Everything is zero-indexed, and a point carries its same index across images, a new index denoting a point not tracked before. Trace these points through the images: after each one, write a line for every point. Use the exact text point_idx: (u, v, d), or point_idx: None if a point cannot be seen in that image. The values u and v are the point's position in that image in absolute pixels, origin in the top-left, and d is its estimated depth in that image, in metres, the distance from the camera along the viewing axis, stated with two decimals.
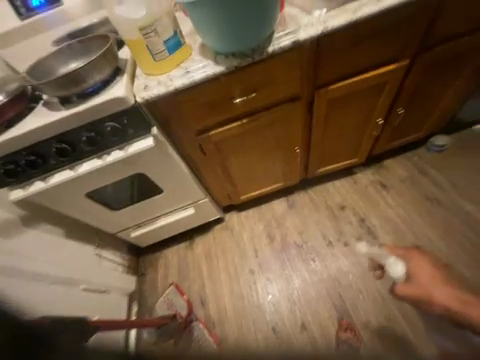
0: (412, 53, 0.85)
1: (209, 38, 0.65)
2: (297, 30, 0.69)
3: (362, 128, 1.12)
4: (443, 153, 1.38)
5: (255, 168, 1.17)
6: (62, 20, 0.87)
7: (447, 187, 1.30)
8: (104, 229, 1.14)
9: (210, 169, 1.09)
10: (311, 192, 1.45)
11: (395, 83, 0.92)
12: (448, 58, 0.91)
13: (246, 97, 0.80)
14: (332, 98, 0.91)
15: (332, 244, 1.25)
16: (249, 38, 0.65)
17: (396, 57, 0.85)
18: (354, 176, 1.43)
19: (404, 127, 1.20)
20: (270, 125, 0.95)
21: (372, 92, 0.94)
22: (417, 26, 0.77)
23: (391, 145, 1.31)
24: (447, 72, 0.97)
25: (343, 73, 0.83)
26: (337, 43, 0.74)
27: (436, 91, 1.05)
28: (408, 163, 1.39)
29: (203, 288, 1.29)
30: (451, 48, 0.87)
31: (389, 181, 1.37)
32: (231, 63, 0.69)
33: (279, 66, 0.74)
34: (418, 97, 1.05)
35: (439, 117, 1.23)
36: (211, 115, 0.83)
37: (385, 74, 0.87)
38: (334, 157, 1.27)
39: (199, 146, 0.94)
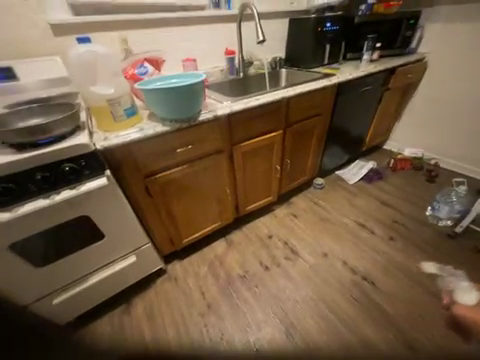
0: (284, 127, 1.45)
1: (160, 111, 0.98)
2: (216, 109, 1.13)
3: (269, 173, 1.60)
4: (323, 190, 2.05)
5: (195, 209, 1.38)
6: (15, 90, 1.02)
7: (332, 209, 1.86)
8: (16, 297, 0.94)
9: (155, 211, 1.21)
10: (244, 229, 1.72)
11: (279, 143, 1.48)
12: (303, 131, 1.58)
13: (185, 148, 1.10)
14: (244, 151, 1.35)
15: (268, 267, 1.46)
16: (186, 112, 1.01)
17: (276, 128, 1.42)
18: (273, 213, 1.86)
19: (294, 172, 1.79)
20: (204, 170, 1.25)
21: (268, 148, 1.46)
22: (281, 113, 1.37)
23: (291, 185, 1.85)
24: (305, 138, 1.65)
25: (248, 136, 1.31)
26: (240, 118, 1.22)
27: (303, 149, 1.71)
28: (305, 199, 1.97)
29: (146, 352, 1.13)
30: (302, 125, 1.55)
31: (297, 212, 1.85)
32: (174, 125, 1.02)
33: (206, 129, 1.12)
34: (295, 152, 1.67)
35: (312, 166, 1.91)
36: (158, 161, 1.06)
37: (272, 137, 1.41)
38: (256, 197, 1.66)
39: (145, 188, 1.10)
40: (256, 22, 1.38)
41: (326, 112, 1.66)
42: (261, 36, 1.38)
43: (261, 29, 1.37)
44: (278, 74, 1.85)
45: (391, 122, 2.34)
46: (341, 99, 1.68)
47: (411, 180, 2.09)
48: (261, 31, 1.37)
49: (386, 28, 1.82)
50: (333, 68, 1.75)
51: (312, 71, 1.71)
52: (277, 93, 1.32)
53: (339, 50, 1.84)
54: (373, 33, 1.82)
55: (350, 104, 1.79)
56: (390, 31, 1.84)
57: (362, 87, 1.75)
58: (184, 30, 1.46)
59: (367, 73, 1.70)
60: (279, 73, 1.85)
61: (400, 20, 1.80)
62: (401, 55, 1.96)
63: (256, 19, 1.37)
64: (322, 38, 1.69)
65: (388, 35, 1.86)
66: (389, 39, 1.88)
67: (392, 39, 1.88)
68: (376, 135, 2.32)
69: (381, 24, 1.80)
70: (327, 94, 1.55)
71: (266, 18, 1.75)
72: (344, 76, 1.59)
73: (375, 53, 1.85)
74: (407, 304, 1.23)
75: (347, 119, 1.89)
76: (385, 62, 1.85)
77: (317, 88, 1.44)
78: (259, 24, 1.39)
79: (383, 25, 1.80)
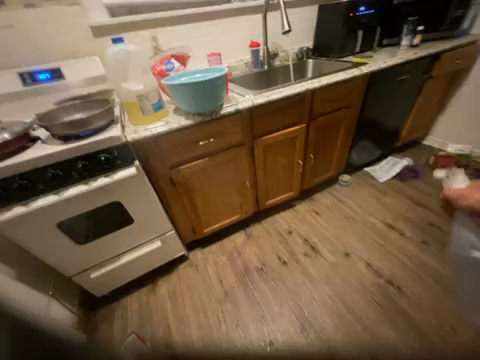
0: (307, 120, 1.41)
1: (184, 104, 1.03)
2: (237, 103, 1.13)
3: (291, 167, 1.57)
4: (349, 187, 1.95)
5: (216, 201, 1.42)
6: (61, 87, 1.16)
7: (357, 208, 1.76)
8: (61, 269, 1.09)
9: (178, 200, 1.28)
10: (264, 223, 1.74)
11: (302, 137, 1.44)
12: (328, 125, 1.52)
13: (206, 141, 1.14)
14: (266, 146, 1.35)
15: (286, 262, 1.46)
16: (209, 106, 1.04)
17: (299, 122, 1.38)
18: (294, 208, 1.84)
19: (318, 167, 1.73)
20: (226, 163, 1.28)
21: (291, 142, 1.43)
22: (304, 105, 1.33)
23: (314, 181, 1.80)
24: (330, 132, 1.58)
25: (268, 130, 1.30)
26: (261, 112, 1.21)
27: (328, 143, 1.64)
28: (329, 195, 1.91)
29: (168, 329, 1.22)
30: (328, 119, 1.48)
31: (319, 209, 1.80)
32: (197, 118, 1.06)
33: (227, 123, 1.14)
34: (319, 147, 1.61)
35: (338, 161, 1.83)
36: (181, 153, 1.12)
37: (295, 131, 1.38)
38: (277, 191, 1.65)
39: (170, 178, 1.17)
40: (282, 12, 1.33)
41: (355, 104, 1.55)
42: (287, 26, 1.34)
43: (287, 19, 1.33)
44: (304, 66, 1.79)
45: (434, 114, 2.10)
46: (373, 89, 1.56)
47: (454, 180, 1.86)
48: (288, 21, 1.33)
49: (431, 8, 1.63)
50: (365, 56, 1.62)
51: (341, 61, 1.61)
52: (301, 85, 1.27)
53: (374, 36, 1.69)
54: (416, 14, 1.64)
55: (383, 95, 1.65)
56: (437, 11, 1.63)
57: (399, 76, 1.60)
58: (210, 25, 1.48)
59: (406, 60, 1.54)
60: (305, 64, 1.79)
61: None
62: (449, 38, 1.74)
63: (282, 9, 1.33)
64: (354, 24, 1.58)
65: (432, 17, 1.66)
66: (435, 21, 1.67)
67: (438, 20, 1.67)
68: (413, 129, 2.12)
69: (425, 4, 1.61)
70: (357, 85, 1.45)
71: (294, 6, 1.68)
72: (378, 64, 1.47)
73: (417, 38, 1.67)
74: (438, 313, 1.13)
75: (379, 111, 1.74)
76: (427, 47, 1.66)
77: (347, 78, 1.35)
78: (285, 14, 1.34)
79: (428, 4, 1.61)
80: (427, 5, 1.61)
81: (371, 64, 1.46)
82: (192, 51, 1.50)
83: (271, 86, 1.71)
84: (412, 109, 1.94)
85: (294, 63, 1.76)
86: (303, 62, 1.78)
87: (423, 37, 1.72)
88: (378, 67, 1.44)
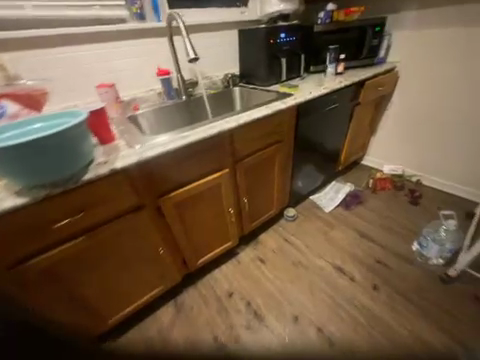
0: (231, 163, 1.15)
1: (6, 176, 0.64)
2: (115, 160, 0.80)
3: (223, 217, 1.28)
4: (295, 222, 1.77)
5: (118, 283, 1.02)
6: None
7: (305, 249, 1.56)
8: None
9: (45, 305, 0.83)
10: (199, 285, 1.40)
11: (228, 183, 1.18)
12: (259, 164, 1.30)
13: (72, 217, 0.77)
14: (178, 201, 1.04)
15: (223, 345, 1.13)
16: (56, 173, 0.68)
17: (221, 167, 1.12)
18: (237, 257, 1.55)
19: (257, 208, 1.50)
20: (119, 235, 0.91)
21: (215, 190, 1.15)
22: (223, 148, 1.07)
23: (256, 223, 1.56)
24: (264, 170, 1.37)
25: (178, 183, 1.00)
26: (161, 163, 0.91)
27: (264, 182, 1.42)
28: (276, 235, 1.68)
29: None
30: (257, 158, 1.26)
31: (265, 255, 1.54)
32: (38, 193, 0.68)
33: (105, 187, 0.80)
34: (254, 188, 1.37)
35: (279, 196, 1.64)
36: (26, 243, 0.72)
37: (216, 178, 1.10)
38: (210, 246, 1.33)
39: (14, 282, 0.74)
40: (185, 37, 1.08)
41: (287, 137, 1.38)
42: (195, 54, 1.09)
43: (192, 45, 1.08)
44: (232, 95, 1.59)
45: (367, 136, 2.12)
46: (304, 120, 1.42)
47: (394, 203, 1.84)
48: (193, 48, 1.08)
49: (349, 37, 1.60)
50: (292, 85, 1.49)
51: (268, 90, 1.45)
52: (214, 125, 1.01)
53: (299, 63, 1.60)
54: (336, 43, 1.60)
55: (316, 124, 1.53)
56: (355, 40, 1.62)
57: (328, 105, 1.50)
58: (99, 50, 1.16)
59: (333, 89, 1.45)
60: (232, 93, 1.59)
61: (365, 28, 1.58)
62: (369, 66, 1.75)
63: (184, 33, 1.08)
64: (276, 51, 1.44)
65: (352, 45, 1.64)
66: (355, 49, 1.66)
67: (358, 49, 1.66)
68: (351, 152, 2.09)
69: (343, 33, 1.58)
70: (285, 118, 1.27)
71: (211, 29, 1.49)
72: (305, 95, 1.33)
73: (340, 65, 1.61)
74: None
75: (315, 140, 1.62)
76: (351, 74, 1.62)
77: (271, 113, 1.15)
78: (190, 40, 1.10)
79: (346, 33, 1.58)
80: (345, 34, 1.58)
81: (297, 95, 1.31)
82: (78, 80, 1.15)
83: (194, 119, 1.46)
84: (346, 135, 1.90)
85: (219, 93, 1.55)
86: (229, 90, 1.58)
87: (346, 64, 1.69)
88: (304, 98, 1.30)
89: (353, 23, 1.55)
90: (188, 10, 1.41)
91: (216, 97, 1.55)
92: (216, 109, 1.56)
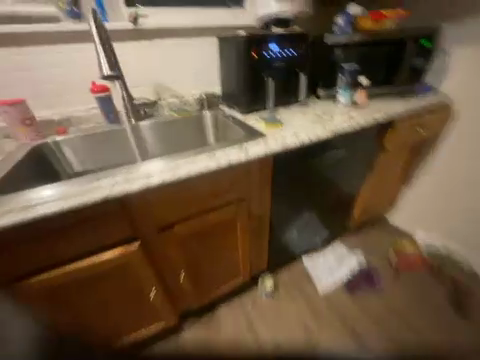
0: (149, 232, 0.76)
1: None
2: None
3: (145, 298, 0.90)
4: (272, 298, 1.31)
5: None
6: None
7: (272, 349, 1.12)
8: None
9: None
10: None
11: (145, 260, 0.79)
12: (205, 230, 0.90)
13: None
14: (50, 290, 0.68)
15: None
16: None
17: (129, 238, 0.74)
18: (180, 336, 1.17)
19: (210, 279, 1.09)
20: None
21: (121, 270, 0.77)
22: (126, 214, 0.70)
23: (210, 296, 1.14)
24: (216, 236, 0.95)
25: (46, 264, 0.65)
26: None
27: (219, 249, 1.01)
28: (240, 312, 1.25)
29: None
30: (200, 225, 0.85)
31: (216, 343, 1.14)
32: None
33: None
34: (201, 258, 0.97)
35: (250, 262, 1.20)
36: None
37: (118, 256, 0.73)
38: (129, 334, 0.94)
39: None
40: (98, 45, 0.76)
41: (255, 194, 0.94)
42: (113, 70, 0.78)
43: (107, 56, 0.76)
44: (203, 120, 1.19)
45: (395, 187, 1.54)
46: (289, 172, 0.95)
47: (420, 299, 1.27)
48: (110, 61, 0.76)
49: (377, 52, 1.11)
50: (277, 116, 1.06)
51: (242, 122, 1.04)
52: (104, 185, 0.65)
53: (298, 86, 1.15)
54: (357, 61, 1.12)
55: (313, 177, 1.04)
56: (386, 57, 1.13)
57: (333, 151, 1.01)
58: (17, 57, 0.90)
59: (344, 130, 0.95)
60: (204, 119, 1.19)
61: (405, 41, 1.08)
62: (407, 96, 1.22)
63: (97, 40, 0.76)
64: (262, 68, 1.03)
65: (381, 65, 1.14)
66: (384, 71, 1.16)
67: (389, 70, 1.16)
68: (367, 206, 1.55)
69: (368, 47, 1.09)
70: (247, 170, 0.85)
71: (184, 35, 1.14)
72: (289, 136, 0.87)
73: (359, 93, 1.12)
74: None
75: (311, 195, 1.13)
76: (376, 107, 1.12)
77: (214, 167, 0.74)
78: (106, 50, 0.77)
79: (373, 47, 1.10)
80: (371, 48, 1.10)
81: (276, 136, 0.86)
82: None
83: (145, 151, 1.11)
84: (361, 185, 1.37)
85: (185, 117, 1.15)
86: (201, 114, 1.18)
87: (371, 91, 1.18)
88: (287, 142, 0.84)
89: (385, 33, 1.07)
90: (154, 11, 1.09)
91: (180, 122, 1.15)
92: (179, 137, 1.17)
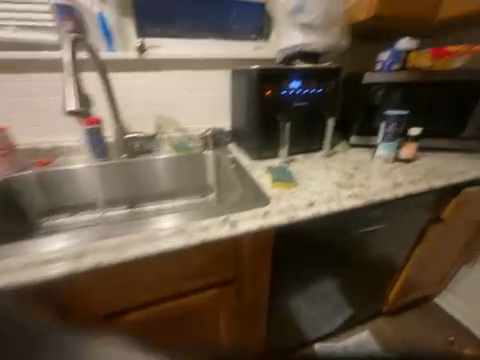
0: (83, 325, 0.55)
1: None
2: None
3: None
4: None
5: None
6: None
7: None
8: None
9: None
10: None
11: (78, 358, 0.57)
12: (173, 319, 0.66)
13: None
14: None
15: None
16: None
17: (53, 334, 0.53)
18: None
19: None
20: None
21: None
22: (42, 309, 0.49)
23: None
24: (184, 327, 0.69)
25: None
26: None
27: (194, 338, 0.74)
28: None
29: None
30: (164, 311, 0.63)
31: None
32: None
33: None
34: (169, 349, 0.72)
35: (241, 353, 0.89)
36: None
37: (38, 354, 0.53)
38: None
39: None
40: (70, 77, 0.66)
41: (243, 278, 0.67)
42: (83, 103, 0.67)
43: (76, 89, 0.66)
44: (203, 161, 1.00)
45: (447, 265, 1.15)
46: (296, 249, 0.68)
47: None
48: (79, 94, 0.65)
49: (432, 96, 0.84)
50: (290, 168, 0.82)
51: (245, 173, 0.82)
52: (6, 271, 0.45)
53: (322, 130, 0.92)
54: (403, 105, 0.87)
55: (331, 255, 0.76)
56: (448, 103, 0.85)
57: (364, 225, 0.72)
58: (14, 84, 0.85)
59: (383, 200, 0.66)
60: (205, 159, 1.01)
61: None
62: (477, 153, 0.89)
63: (70, 71, 0.67)
64: (277, 108, 0.82)
65: (437, 112, 0.86)
66: (442, 119, 0.88)
67: (451, 120, 0.87)
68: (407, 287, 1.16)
69: (419, 89, 0.84)
70: (234, 246, 0.61)
71: (196, 66, 1.02)
72: (301, 204, 0.61)
73: (407, 147, 0.82)
74: None
75: (327, 276, 0.83)
76: (431, 167, 0.81)
77: (180, 247, 0.51)
78: (77, 81, 0.67)
79: (426, 89, 0.84)
80: (423, 91, 0.84)
81: (282, 202, 0.61)
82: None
83: (134, 192, 0.96)
84: (401, 263, 1.01)
85: (181, 156, 0.99)
86: (201, 154, 1.00)
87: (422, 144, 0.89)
88: (296, 216, 0.58)
89: (449, 73, 0.80)
90: (166, 41, 1.00)
91: (176, 161, 0.99)
92: (172, 178, 1.00)
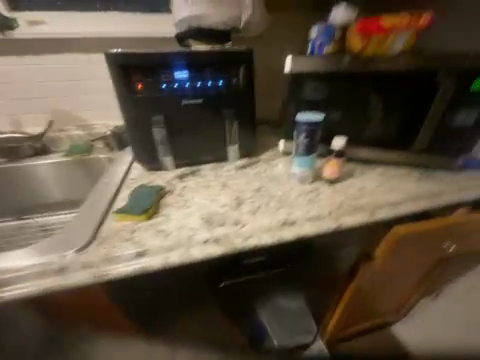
0: None
1: None
2: None
3: None
4: None
5: None
6: None
7: None
8: None
9: None
10: None
11: None
12: None
13: None
14: None
15: None
16: None
17: None
18: None
19: None
20: None
21: None
22: None
23: None
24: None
25: None
26: None
27: None
28: None
29: None
30: None
31: None
32: None
33: None
34: None
35: None
36: None
37: None
38: None
39: None
40: None
41: (65, 347, 0.48)
42: None
43: None
44: (93, 166, 0.82)
45: (406, 302, 0.92)
46: (139, 310, 0.48)
47: None
48: None
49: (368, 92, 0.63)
50: (166, 187, 0.63)
51: (106, 190, 0.61)
52: None
53: (227, 136, 0.71)
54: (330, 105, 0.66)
55: (208, 309, 0.55)
56: (388, 103, 0.64)
57: (247, 274, 0.52)
58: None
59: (257, 247, 0.47)
60: (95, 163, 0.82)
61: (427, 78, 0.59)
62: (428, 173, 0.68)
63: None
64: (154, 108, 0.61)
65: (376, 113, 0.65)
66: (383, 125, 0.66)
67: (394, 126, 0.66)
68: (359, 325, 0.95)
69: (353, 82, 0.61)
70: (40, 311, 0.42)
71: (91, 48, 0.83)
72: (127, 254, 0.44)
73: (328, 165, 0.63)
74: None
75: (226, 326, 0.62)
76: (353, 192, 0.61)
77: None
78: None
79: (362, 83, 0.62)
80: (358, 84, 0.62)
81: (101, 250, 0.45)
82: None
83: (21, 201, 0.82)
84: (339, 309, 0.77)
85: (66, 161, 0.81)
86: (90, 158, 0.82)
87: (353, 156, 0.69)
88: (108, 271, 0.42)
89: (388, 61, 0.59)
90: (55, 17, 0.82)
91: (59, 166, 0.81)
92: (56, 185, 0.82)
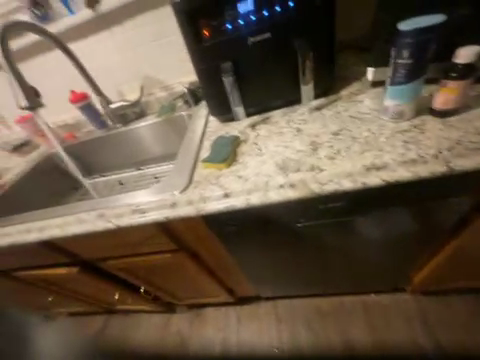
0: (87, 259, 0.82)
1: None
2: None
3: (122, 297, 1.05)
4: (259, 324, 1.13)
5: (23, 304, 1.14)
6: None
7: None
8: None
9: None
10: (123, 316, 1.33)
11: (93, 277, 0.88)
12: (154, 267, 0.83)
13: None
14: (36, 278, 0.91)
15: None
16: None
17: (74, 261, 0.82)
18: (171, 315, 1.26)
19: (184, 292, 1.05)
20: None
21: (80, 281, 0.90)
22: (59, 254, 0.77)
23: (193, 301, 1.14)
24: (155, 272, 0.86)
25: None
26: None
27: (180, 276, 0.91)
28: (222, 318, 1.19)
29: None
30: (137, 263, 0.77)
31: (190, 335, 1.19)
32: None
33: None
34: (160, 279, 0.94)
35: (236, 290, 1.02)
36: None
37: (70, 273, 0.83)
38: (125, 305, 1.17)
39: None
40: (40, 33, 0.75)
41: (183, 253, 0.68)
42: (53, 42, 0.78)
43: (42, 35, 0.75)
44: (177, 124, 0.95)
45: None
46: (229, 235, 0.60)
47: None
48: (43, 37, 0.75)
49: None
50: (241, 137, 0.66)
51: (191, 143, 0.71)
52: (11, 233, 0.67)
53: (299, 73, 0.63)
54: None
55: (285, 242, 0.62)
56: None
57: (323, 217, 0.53)
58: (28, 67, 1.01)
59: (336, 192, 0.46)
60: (178, 121, 0.94)
61: None
62: None
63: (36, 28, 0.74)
64: (221, 55, 0.60)
65: None
66: None
67: None
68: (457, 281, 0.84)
69: None
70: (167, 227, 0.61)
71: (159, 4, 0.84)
72: (217, 194, 0.53)
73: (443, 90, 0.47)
74: None
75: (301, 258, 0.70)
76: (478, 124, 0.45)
77: (97, 231, 0.60)
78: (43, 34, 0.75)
79: None
80: None
81: (197, 191, 0.55)
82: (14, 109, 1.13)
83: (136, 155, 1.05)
84: (431, 261, 0.71)
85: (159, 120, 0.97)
86: (174, 117, 0.94)
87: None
88: (206, 207, 0.52)
89: None
90: None
91: (154, 126, 0.98)
92: (156, 142, 1.01)
